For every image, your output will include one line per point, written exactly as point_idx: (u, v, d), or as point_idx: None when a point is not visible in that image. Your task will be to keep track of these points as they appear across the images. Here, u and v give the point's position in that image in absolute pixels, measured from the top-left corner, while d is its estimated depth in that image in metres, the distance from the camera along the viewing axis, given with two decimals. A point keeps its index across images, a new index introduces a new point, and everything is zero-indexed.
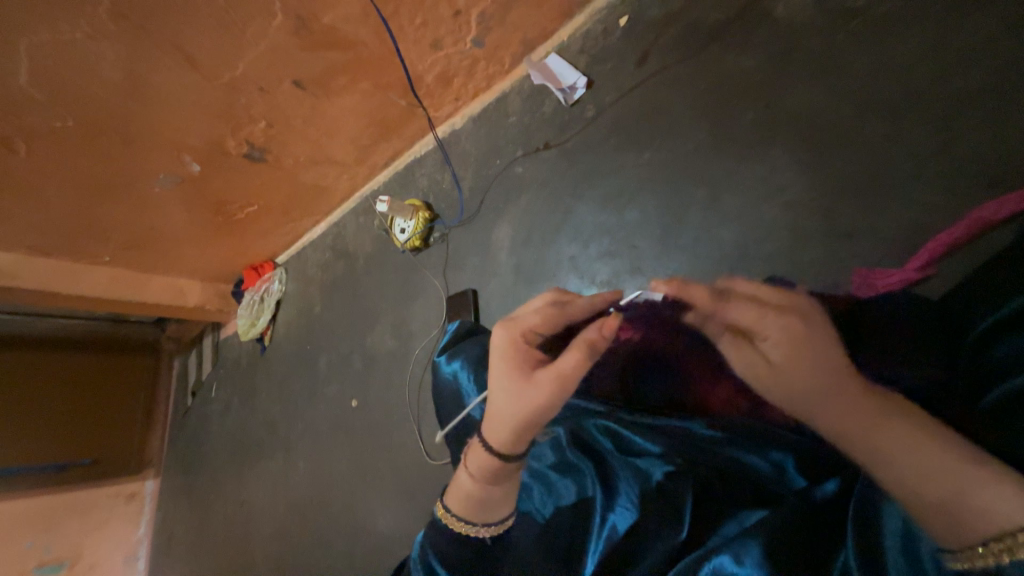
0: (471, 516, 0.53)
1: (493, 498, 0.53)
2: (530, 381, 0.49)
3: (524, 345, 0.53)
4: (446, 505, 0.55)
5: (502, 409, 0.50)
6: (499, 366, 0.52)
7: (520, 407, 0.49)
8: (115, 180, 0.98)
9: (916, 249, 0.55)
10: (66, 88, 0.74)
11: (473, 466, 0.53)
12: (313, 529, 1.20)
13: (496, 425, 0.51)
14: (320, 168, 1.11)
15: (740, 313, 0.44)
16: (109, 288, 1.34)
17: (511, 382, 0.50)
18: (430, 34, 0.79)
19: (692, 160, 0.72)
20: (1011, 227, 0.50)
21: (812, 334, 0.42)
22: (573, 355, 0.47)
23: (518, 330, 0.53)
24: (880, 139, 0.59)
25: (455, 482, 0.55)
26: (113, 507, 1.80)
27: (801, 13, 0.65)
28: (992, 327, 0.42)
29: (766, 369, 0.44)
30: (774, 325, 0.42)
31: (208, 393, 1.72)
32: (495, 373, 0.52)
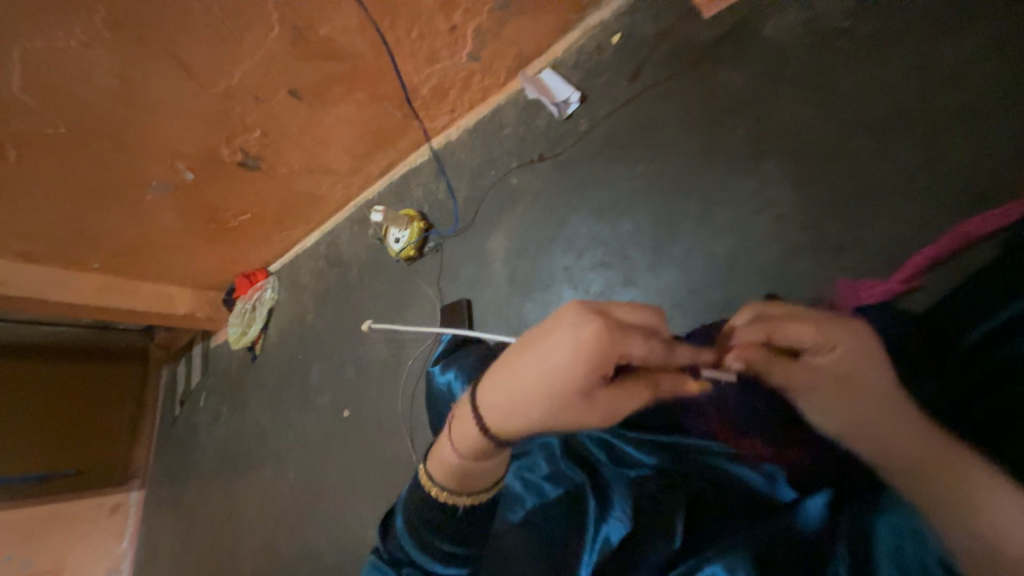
0: (453, 486, 0.51)
1: (479, 473, 0.50)
2: (588, 400, 0.42)
3: (612, 360, 0.41)
4: (430, 473, 0.53)
5: (532, 413, 0.43)
6: (567, 366, 0.41)
7: (555, 423, 0.43)
8: (107, 186, 0.97)
9: (902, 265, 0.56)
10: (59, 95, 0.74)
11: (460, 440, 0.49)
12: (303, 541, 1.18)
13: (523, 413, 0.44)
14: (315, 177, 1.11)
15: (796, 330, 0.45)
16: (97, 295, 1.32)
17: (569, 392, 0.42)
18: (427, 47, 0.80)
19: (684, 174, 0.73)
20: (991, 242, 0.50)
21: (863, 353, 0.46)
22: (637, 398, 0.44)
23: (616, 352, 0.41)
24: (867, 156, 0.60)
25: (439, 452, 0.52)
26: (96, 520, 1.75)
27: (788, 34, 0.67)
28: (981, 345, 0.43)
29: (823, 385, 0.47)
30: (838, 334, 0.46)
31: (197, 402, 1.69)
32: (552, 377, 0.42)
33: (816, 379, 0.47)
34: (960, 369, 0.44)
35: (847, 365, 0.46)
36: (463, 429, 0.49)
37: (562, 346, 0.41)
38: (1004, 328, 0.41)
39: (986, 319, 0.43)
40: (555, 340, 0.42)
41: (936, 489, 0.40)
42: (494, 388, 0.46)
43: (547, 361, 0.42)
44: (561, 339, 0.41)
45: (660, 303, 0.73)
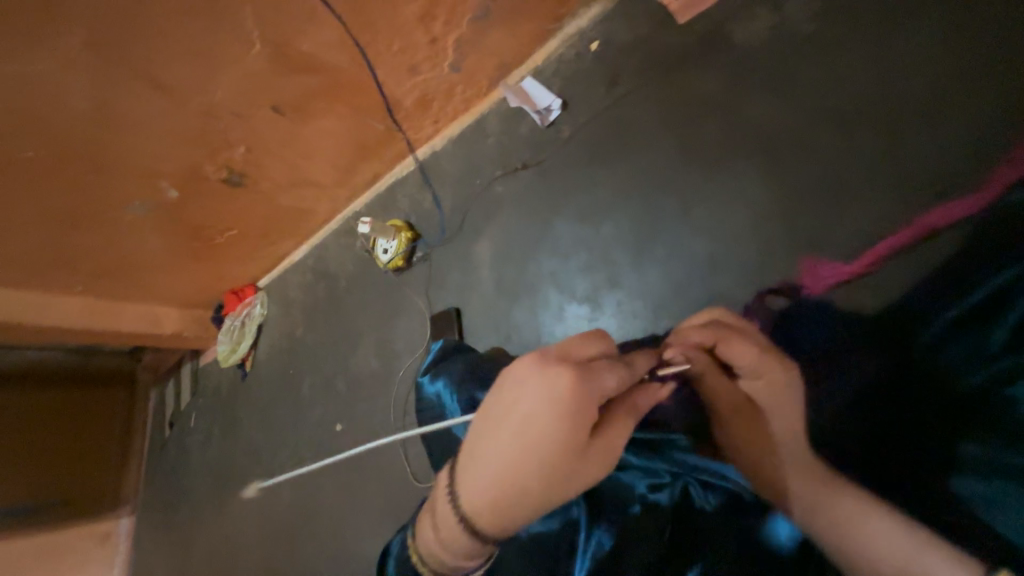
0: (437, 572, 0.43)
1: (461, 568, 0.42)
2: (580, 455, 0.40)
3: (591, 409, 0.39)
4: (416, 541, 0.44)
5: (532, 494, 0.38)
6: (553, 425, 0.37)
7: (561, 486, 0.39)
8: (90, 207, 0.96)
9: (867, 249, 0.59)
10: (37, 117, 0.73)
11: (448, 532, 0.40)
12: (300, 559, 1.16)
13: (523, 499, 0.38)
14: (301, 191, 1.11)
15: (740, 351, 0.50)
16: (81, 318, 1.30)
17: (560, 456, 0.38)
18: (408, 59, 0.81)
19: (663, 176, 0.75)
20: (953, 233, 0.54)
21: (789, 383, 0.51)
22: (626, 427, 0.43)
23: (597, 392, 0.40)
24: (836, 152, 0.62)
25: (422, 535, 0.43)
26: (87, 549, 1.71)
27: (758, 37, 0.69)
28: (944, 341, 0.47)
29: (746, 410, 0.52)
30: (768, 367, 0.51)
31: (187, 423, 1.67)
32: (544, 436, 0.37)
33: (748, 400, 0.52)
34: (927, 363, 0.48)
35: (771, 394, 0.51)
36: (450, 524, 0.40)
37: (540, 409, 0.38)
38: (961, 320, 0.46)
39: (941, 318, 0.48)
40: (528, 406, 0.38)
41: (835, 518, 0.44)
42: (475, 481, 0.39)
43: (528, 431, 0.38)
44: (533, 391, 0.38)
45: (645, 303, 0.74)
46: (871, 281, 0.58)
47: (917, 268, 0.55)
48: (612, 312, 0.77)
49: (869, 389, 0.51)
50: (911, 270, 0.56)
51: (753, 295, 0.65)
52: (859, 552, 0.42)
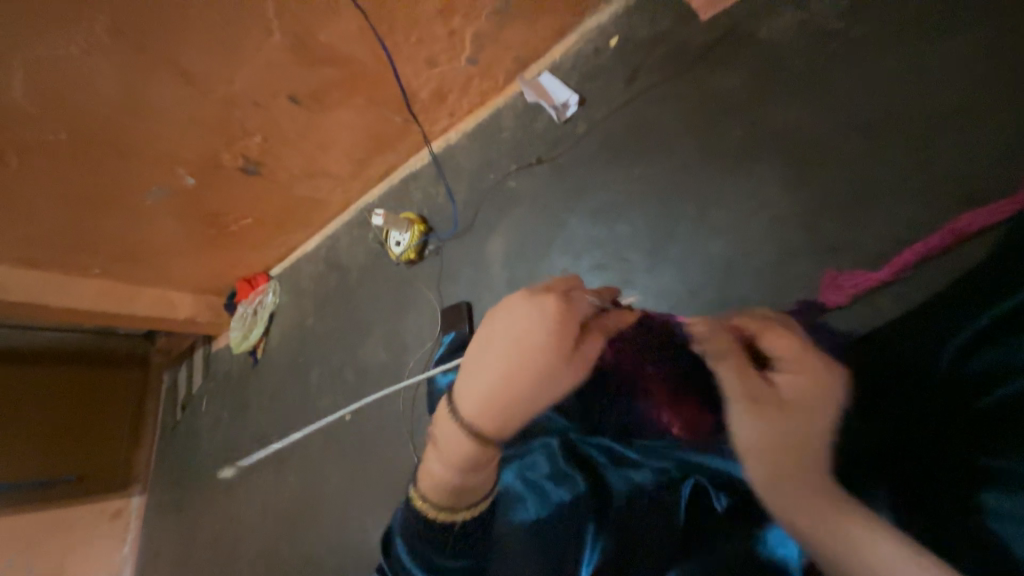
0: (447, 504, 0.51)
1: (469, 487, 0.51)
2: (563, 362, 0.50)
3: (572, 324, 0.50)
4: (422, 492, 0.53)
5: (522, 389, 0.49)
6: (542, 338, 0.49)
7: (547, 384, 0.50)
8: (108, 192, 0.98)
9: (889, 259, 0.57)
10: (61, 102, 0.74)
11: (450, 454, 0.51)
12: (305, 543, 1.18)
13: (516, 394, 0.49)
14: (315, 181, 1.12)
15: (774, 339, 0.48)
16: (99, 300, 1.32)
17: (547, 359, 0.49)
18: (425, 52, 0.81)
19: (680, 176, 0.74)
20: (983, 239, 0.52)
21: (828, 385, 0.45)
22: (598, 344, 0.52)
23: (566, 310, 0.51)
24: (859, 156, 0.61)
25: (429, 471, 0.53)
26: (98, 525, 1.75)
27: (782, 36, 0.68)
28: (960, 353, 0.43)
29: (773, 403, 0.45)
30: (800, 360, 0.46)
31: (198, 407, 1.69)
32: (529, 347, 0.49)
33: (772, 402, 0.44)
34: (945, 376, 0.43)
35: (799, 384, 0.45)
36: (454, 438, 0.51)
37: (531, 324, 0.50)
38: (981, 334, 0.42)
39: (960, 330, 0.44)
40: (522, 322, 0.50)
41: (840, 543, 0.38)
42: (479, 385, 0.50)
43: (522, 346, 0.49)
44: (517, 317, 0.50)
45: (658, 304, 0.74)
46: (895, 288, 0.57)
47: (940, 278, 0.54)
48: None
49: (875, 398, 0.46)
50: (937, 276, 0.54)
51: (767, 299, 0.65)
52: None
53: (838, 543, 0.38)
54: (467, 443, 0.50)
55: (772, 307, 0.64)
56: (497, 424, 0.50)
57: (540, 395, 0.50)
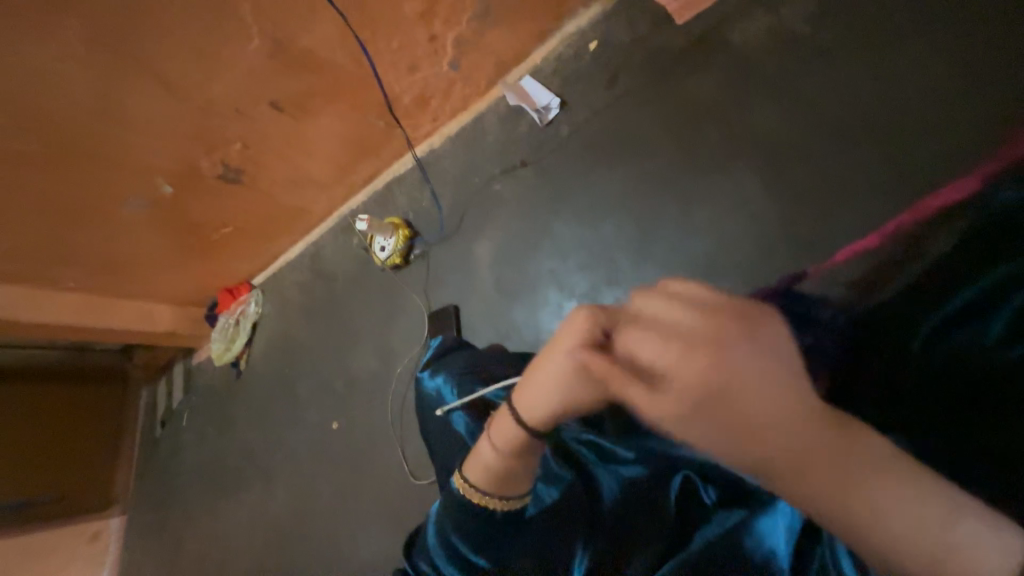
0: (491, 488, 0.51)
1: (514, 474, 0.50)
2: (588, 382, 0.41)
3: (599, 340, 0.40)
4: (464, 476, 0.52)
5: (557, 401, 0.43)
6: (569, 359, 0.41)
7: (582, 401, 0.42)
8: (84, 202, 0.95)
9: (874, 228, 0.59)
10: (32, 112, 0.73)
11: (500, 438, 0.49)
12: (296, 557, 1.16)
13: (545, 406, 0.44)
14: (299, 188, 1.11)
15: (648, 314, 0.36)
16: (74, 316, 1.28)
17: (575, 376, 0.41)
18: (407, 57, 0.81)
19: (663, 176, 0.76)
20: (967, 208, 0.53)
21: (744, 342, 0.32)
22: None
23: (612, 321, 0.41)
24: (832, 155, 0.63)
25: (476, 455, 0.52)
26: (75, 548, 1.67)
27: (755, 39, 0.70)
28: (935, 331, 0.44)
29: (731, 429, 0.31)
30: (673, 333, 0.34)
31: (180, 422, 1.65)
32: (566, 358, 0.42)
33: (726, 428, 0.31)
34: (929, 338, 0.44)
35: (685, 370, 0.32)
36: (499, 425, 0.49)
37: (559, 341, 0.42)
38: (954, 314, 0.44)
39: (936, 309, 0.46)
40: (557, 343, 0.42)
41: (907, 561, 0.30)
42: (526, 394, 0.46)
43: (552, 361, 0.43)
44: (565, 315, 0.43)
45: None
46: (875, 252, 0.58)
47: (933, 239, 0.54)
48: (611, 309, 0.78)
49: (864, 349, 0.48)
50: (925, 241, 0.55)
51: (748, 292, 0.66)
52: None
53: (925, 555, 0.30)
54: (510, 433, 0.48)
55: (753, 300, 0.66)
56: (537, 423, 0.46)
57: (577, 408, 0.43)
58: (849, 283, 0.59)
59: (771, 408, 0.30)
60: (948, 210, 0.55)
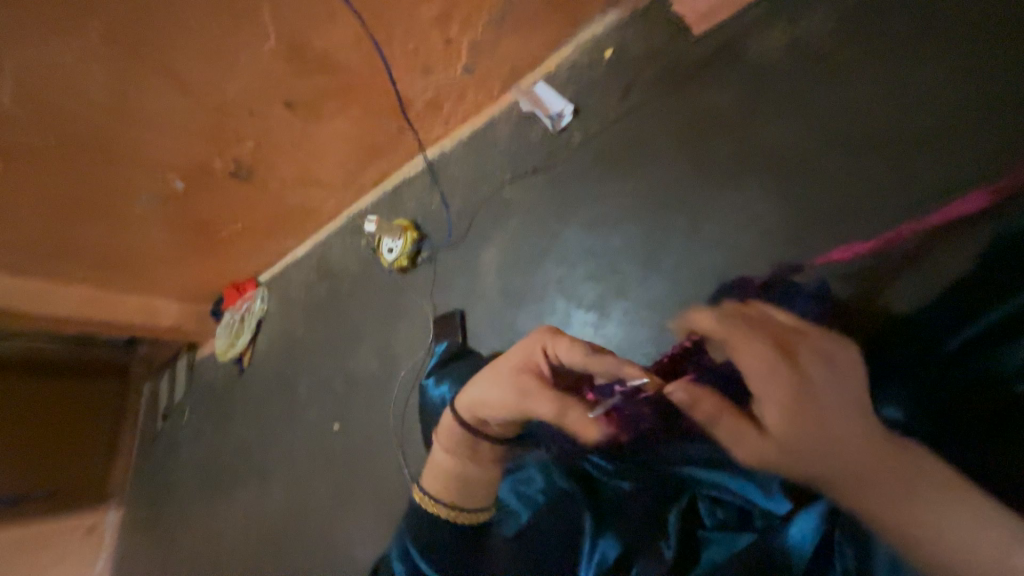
0: (439, 494, 0.61)
1: (458, 477, 0.61)
2: (520, 386, 0.58)
3: (540, 356, 0.59)
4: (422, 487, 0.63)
5: (495, 399, 0.59)
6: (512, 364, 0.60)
7: (513, 402, 0.58)
8: (95, 198, 0.96)
9: (882, 232, 0.59)
10: (48, 107, 0.73)
11: (449, 440, 0.64)
12: (289, 559, 1.14)
13: (485, 404, 0.60)
14: (308, 188, 1.11)
15: (749, 363, 0.45)
16: (80, 309, 1.29)
17: (512, 379, 0.59)
18: (421, 62, 0.82)
19: (674, 187, 0.75)
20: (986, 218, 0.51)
21: (839, 391, 0.42)
22: (549, 404, 0.56)
23: (546, 345, 0.59)
24: (848, 171, 0.62)
25: (433, 462, 0.64)
26: (71, 541, 1.67)
27: (773, 53, 0.69)
28: (960, 349, 0.44)
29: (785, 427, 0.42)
30: (770, 384, 0.43)
31: (180, 418, 1.65)
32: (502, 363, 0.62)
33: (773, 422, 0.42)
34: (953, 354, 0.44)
35: (780, 397, 0.42)
36: (446, 426, 0.64)
37: (512, 351, 0.62)
38: (983, 333, 0.43)
39: (960, 325, 0.45)
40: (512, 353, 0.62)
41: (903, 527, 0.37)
42: (470, 394, 0.63)
43: (502, 367, 0.61)
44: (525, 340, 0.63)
45: (652, 313, 0.74)
46: (882, 255, 0.57)
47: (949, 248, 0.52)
48: (618, 320, 0.77)
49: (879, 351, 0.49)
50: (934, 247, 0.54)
51: None
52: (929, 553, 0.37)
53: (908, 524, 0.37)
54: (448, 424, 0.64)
55: None
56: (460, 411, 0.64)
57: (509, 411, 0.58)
58: (849, 278, 0.58)
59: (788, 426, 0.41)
60: (955, 222, 0.53)
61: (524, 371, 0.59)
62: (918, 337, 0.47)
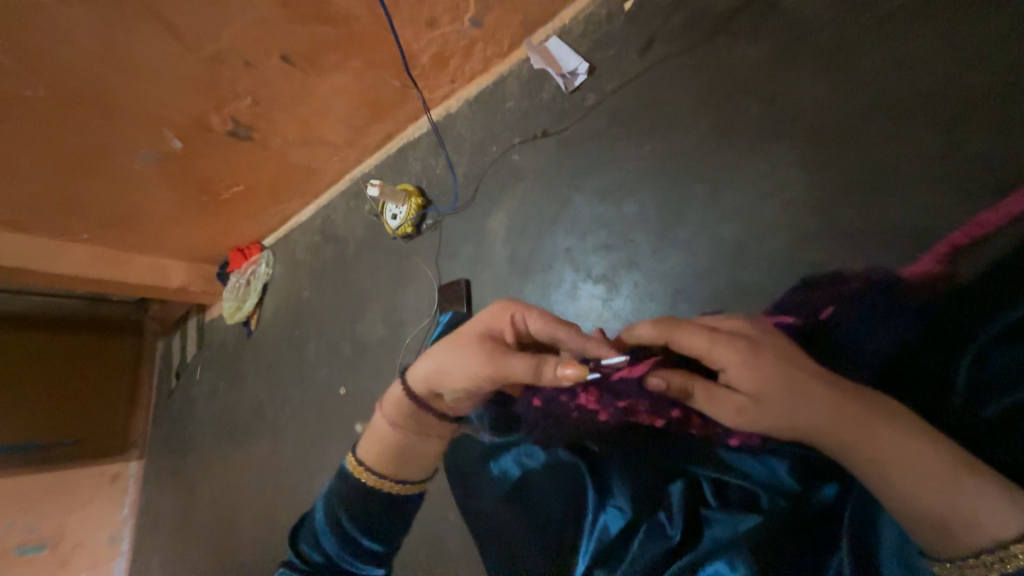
0: (382, 470, 0.65)
1: (408, 453, 0.66)
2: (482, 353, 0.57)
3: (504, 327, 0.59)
4: (360, 459, 0.66)
5: (455, 370, 0.59)
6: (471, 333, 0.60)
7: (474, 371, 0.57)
8: (93, 154, 0.94)
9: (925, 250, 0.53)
10: (35, 55, 0.69)
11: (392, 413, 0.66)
12: (302, 512, 1.19)
13: (448, 373, 0.60)
14: (310, 148, 1.07)
15: (693, 338, 0.49)
16: (89, 267, 1.29)
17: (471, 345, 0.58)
18: (426, 12, 0.76)
19: (693, 154, 0.70)
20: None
21: (765, 357, 0.46)
22: (522, 363, 0.53)
23: (508, 309, 0.59)
24: (887, 139, 0.57)
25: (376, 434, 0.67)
26: (97, 487, 1.77)
27: (811, 5, 0.63)
28: (976, 358, 0.45)
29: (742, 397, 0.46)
30: (726, 352, 0.47)
31: (193, 376, 1.69)
32: (462, 331, 0.61)
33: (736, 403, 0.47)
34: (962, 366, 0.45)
35: (729, 361, 0.47)
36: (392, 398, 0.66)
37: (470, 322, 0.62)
38: (988, 343, 0.44)
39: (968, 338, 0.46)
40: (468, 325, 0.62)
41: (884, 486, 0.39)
42: (424, 363, 0.63)
43: (460, 337, 0.61)
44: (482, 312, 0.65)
45: (663, 288, 0.71)
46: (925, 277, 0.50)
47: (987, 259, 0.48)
48: (627, 293, 0.75)
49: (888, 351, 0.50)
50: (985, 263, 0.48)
51: (776, 285, 0.62)
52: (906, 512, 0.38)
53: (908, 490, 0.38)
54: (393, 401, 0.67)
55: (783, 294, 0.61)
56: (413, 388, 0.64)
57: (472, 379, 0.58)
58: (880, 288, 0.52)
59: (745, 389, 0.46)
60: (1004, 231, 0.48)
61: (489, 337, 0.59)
62: (935, 342, 0.47)
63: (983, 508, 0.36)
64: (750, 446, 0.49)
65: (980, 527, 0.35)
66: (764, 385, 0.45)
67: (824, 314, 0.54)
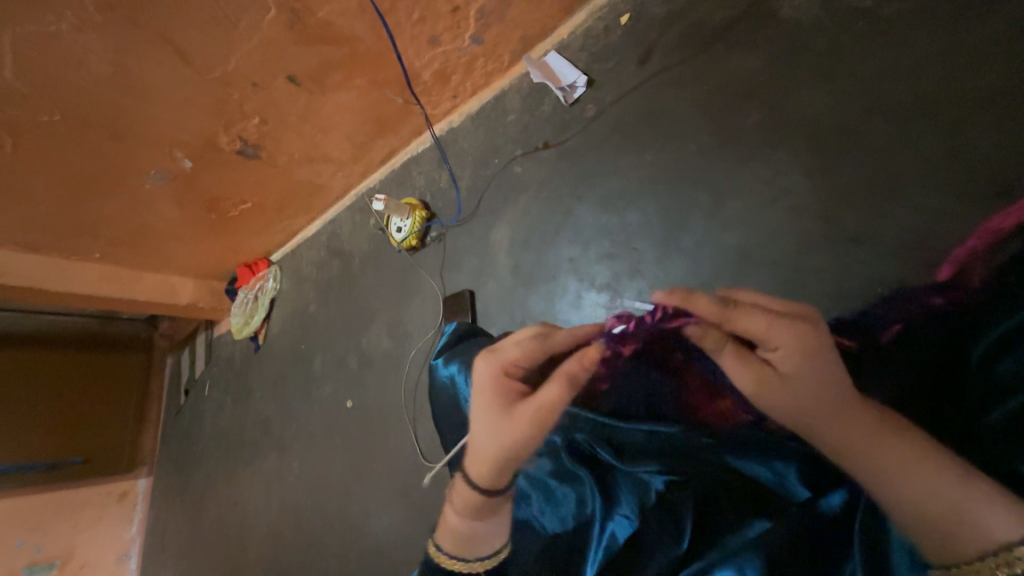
0: (462, 552, 0.54)
1: (480, 537, 0.53)
2: (510, 414, 0.49)
3: (503, 379, 0.51)
4: (436, 542, 0.56)
5: (511, 430, 0.48)
6: (486, 398, 0.51)
7: (524, 417, 0.48)
8: (105, 175, 0.96)
9: (924, 246, 0.54)
10: (52, 81, 0.72)
11: (460, 506, 0.53)
12: (310, 530, 1.18)
13: (510, 432, 0.48)
14: (316, 165, 1.09)
15: (752, 321, 0.42)
16: (99, 286, 1.31)
17: (501, 401, 0.50)
18: (428, 30, 0.78)
19: (693, 163, 0.71)
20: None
21: (820, 341, 0.41)
22: (554, 387, 0.47)
23: (497, 364, 0.52)
24: (885, 142, 0.57)
25: (445, 522, 0.55)
26: (106, 507, 1.77)
27: (805, 13, 0.64)
28: (985, 358, 0.42)
29: (773, 379, 0.42)
30: (786, 334, 0.41)
31: (201, 392, 1.70)
32: (484, 401, 0.51)
33: (766, 375, 0.43)
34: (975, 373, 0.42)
35: (792, 349, 0.41)
36: (460, 496, 0.53)
37: (473, 391, 0.52)
38: (996, 343, 0.41)
39: (980, 336, 0.43)
40: (478, 391, 0.52)
41: (882, 492, 0.40)
42: (480, 452, 0.50)
43: (487, 410, 0.50)
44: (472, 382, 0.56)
45: None
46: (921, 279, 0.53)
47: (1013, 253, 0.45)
48: (632, 301, 0.75)
49: (906, 352, 0.47)
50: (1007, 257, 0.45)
51: (781, 289, 0.62)
52: (910, 519, 0.38)
53: (906, 500, 0.38)
54: (468, 500, 0.52)
55: (791, 300, 0.61)
56: (474, 458, 0.51)
57: (523, 429, 0.48)
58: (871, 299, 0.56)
59: (800, 374, 0.41)
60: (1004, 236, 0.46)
61: (491, 406, 0.50)
62: (953, 345, 0.45)
63: (987, 515, 0.35)
64: (766, 446, 0.48)
65: (986, 532, 0.35)
66: (806, 373, 0.41)
67: (893, 332, 0.49)
